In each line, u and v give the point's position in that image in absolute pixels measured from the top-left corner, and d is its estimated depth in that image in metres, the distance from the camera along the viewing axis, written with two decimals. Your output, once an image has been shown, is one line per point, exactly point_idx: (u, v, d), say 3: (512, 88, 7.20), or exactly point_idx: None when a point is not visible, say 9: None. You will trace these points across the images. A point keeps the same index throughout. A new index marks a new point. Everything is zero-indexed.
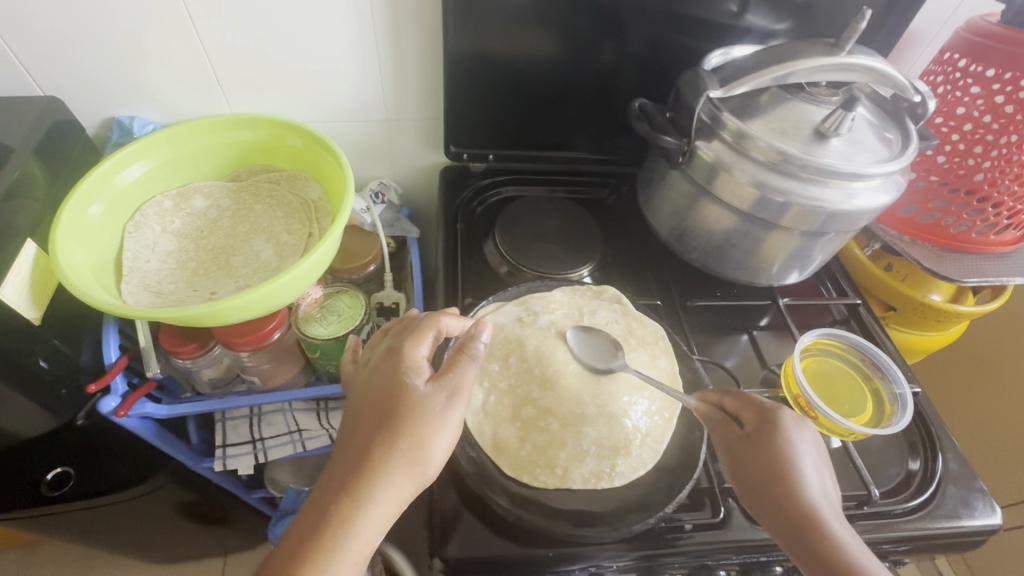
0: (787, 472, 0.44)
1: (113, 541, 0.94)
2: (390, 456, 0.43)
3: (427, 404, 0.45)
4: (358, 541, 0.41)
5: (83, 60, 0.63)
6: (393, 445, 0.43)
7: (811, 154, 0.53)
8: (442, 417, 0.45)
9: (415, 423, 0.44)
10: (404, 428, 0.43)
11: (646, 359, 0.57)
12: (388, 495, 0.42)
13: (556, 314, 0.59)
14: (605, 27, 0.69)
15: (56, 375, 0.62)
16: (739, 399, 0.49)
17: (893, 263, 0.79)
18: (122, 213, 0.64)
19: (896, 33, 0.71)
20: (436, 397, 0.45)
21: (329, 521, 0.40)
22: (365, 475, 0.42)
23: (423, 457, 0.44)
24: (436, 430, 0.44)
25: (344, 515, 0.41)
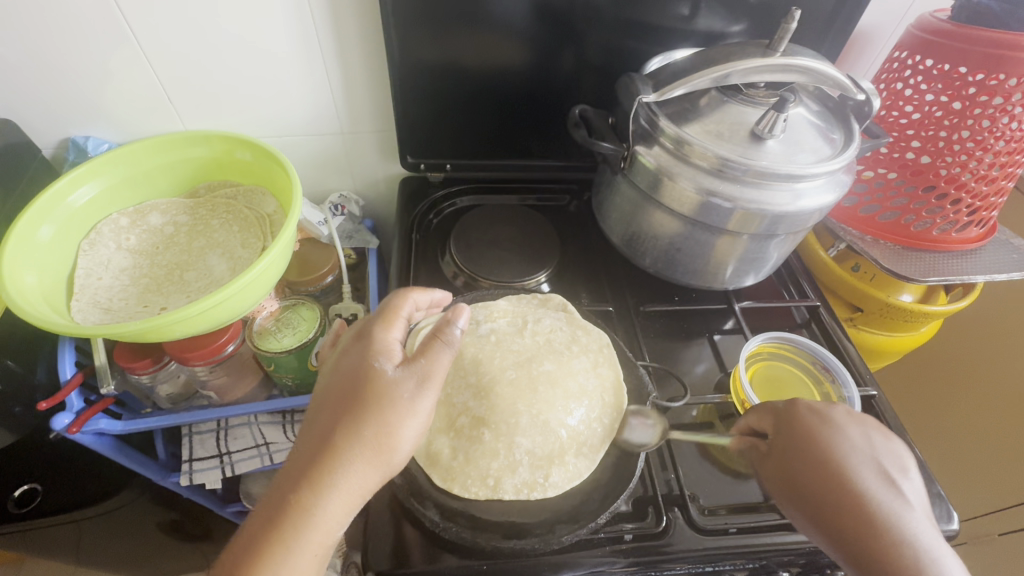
0: (841, 475, 0.44)
1: (92, 559, 0.94)
2: (355, 443, 0.41)
3: (396, 391, 0.42)
4: (323, 526, 0.39)
5: (34, 83, 0.65)
6: (360, 431, 0.41)
7: (750, 157, 0.53)
8: (410, 404, 0.42)
9: (381, 409, 0.42)
10: (370, 413, 0.41)
11: (587, 367, 0.57)
12: (358, 480, 0.40)
13: (499, 323, 0.60)
14: (550, 36, 0.69)
15: (10, 394, 0.63)
16: (761, 410, 0.51)
17: (860, 263, 0.76)
18: (76, 233, 0.64)
19: (846, 31, 0.70)
20: (408, 383, 0.43)
21: (292, 504, 0.39)
22: (330, 458, 0.40)
23: (394, 444, 0.42)
24: (406, 417, 0.42)
25: (308, 499, 0.39)
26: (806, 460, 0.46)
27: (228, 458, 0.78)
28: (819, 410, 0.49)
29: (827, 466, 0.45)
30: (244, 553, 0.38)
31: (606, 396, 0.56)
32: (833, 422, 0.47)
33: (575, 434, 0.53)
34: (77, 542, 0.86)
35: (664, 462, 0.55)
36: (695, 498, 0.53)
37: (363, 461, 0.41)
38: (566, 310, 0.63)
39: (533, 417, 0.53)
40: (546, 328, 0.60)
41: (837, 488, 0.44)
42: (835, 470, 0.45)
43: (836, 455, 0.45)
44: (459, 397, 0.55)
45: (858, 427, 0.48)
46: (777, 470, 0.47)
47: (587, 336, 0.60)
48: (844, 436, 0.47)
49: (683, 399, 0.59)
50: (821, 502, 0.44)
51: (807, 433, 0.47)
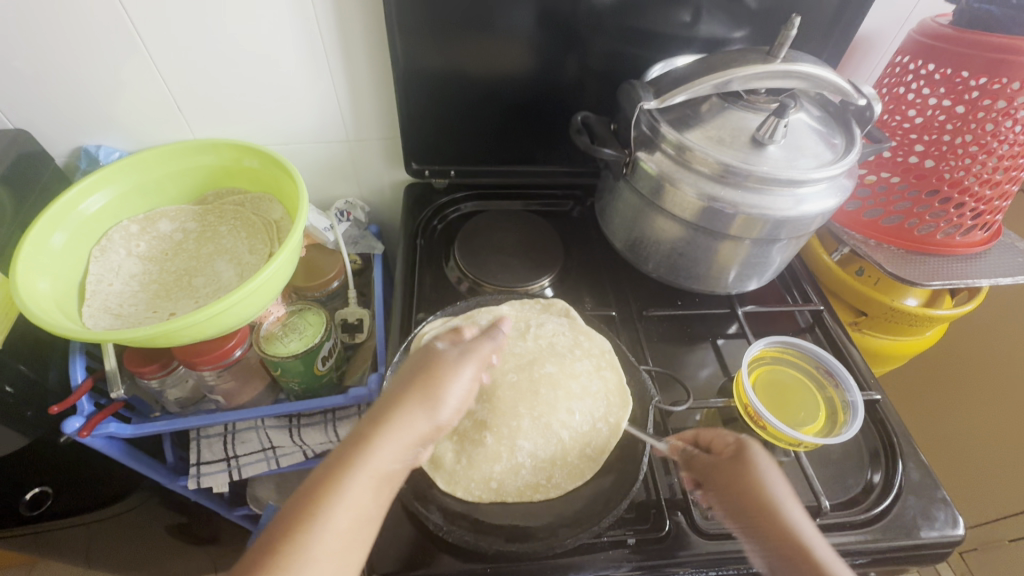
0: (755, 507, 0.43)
1: (101, 562, 0.95)
2: (410, 393, 0.42)
3: (445, 354, 0.45)
4: (376, 474, 0.39)
5: (47, 93, 0.66)
6: (413, 384, 0.42)
7: (750, 163, 0.53)
8: (456, 368, 0.44)
9: (433, 366, 0.43)
10: (422, 369, 0.43)
11: (590, 370, 0.58)
12: (411, 430, 0.41)
13: (501, 327, 0.61)
14: (553, 44, 0.69)
15: (22, 399, 0.64)
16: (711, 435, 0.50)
17: (864, 267, 0.77)
18: (87, 240, 0.66)
19: (847, 36, 0.71)
20: (457, 350, 0.45)
21: (346, 446, 0.39)
22: (385, 406, 0.41)
23: (443, 399, 0.42)
24: (456, 376, 0.44)
25: (363, 441, 0.39)
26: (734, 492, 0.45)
27: (236, 462, 0.79)
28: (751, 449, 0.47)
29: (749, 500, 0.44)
30: (306, 484, 0.39)
31: (609, 400, 0.56)
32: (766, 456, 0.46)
33: (579, 436, 0.54)
34: (87, 545, 0.87)
35: (667, 466, 0.55)
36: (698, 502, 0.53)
37: (418, 411, 0.41)
38: (569, 315, 0.63)
39: (535, 419, 0.54)
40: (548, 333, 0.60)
41: (765, 512, 0.43)
42: (765, 496, 0.43)
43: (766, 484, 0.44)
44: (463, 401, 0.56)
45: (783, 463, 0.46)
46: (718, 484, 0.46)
47: (589, 342, 0.61)
48: (775, 469, 0.45)
49: (686, 403, 0.59)
50: (751, 521, 0.43)
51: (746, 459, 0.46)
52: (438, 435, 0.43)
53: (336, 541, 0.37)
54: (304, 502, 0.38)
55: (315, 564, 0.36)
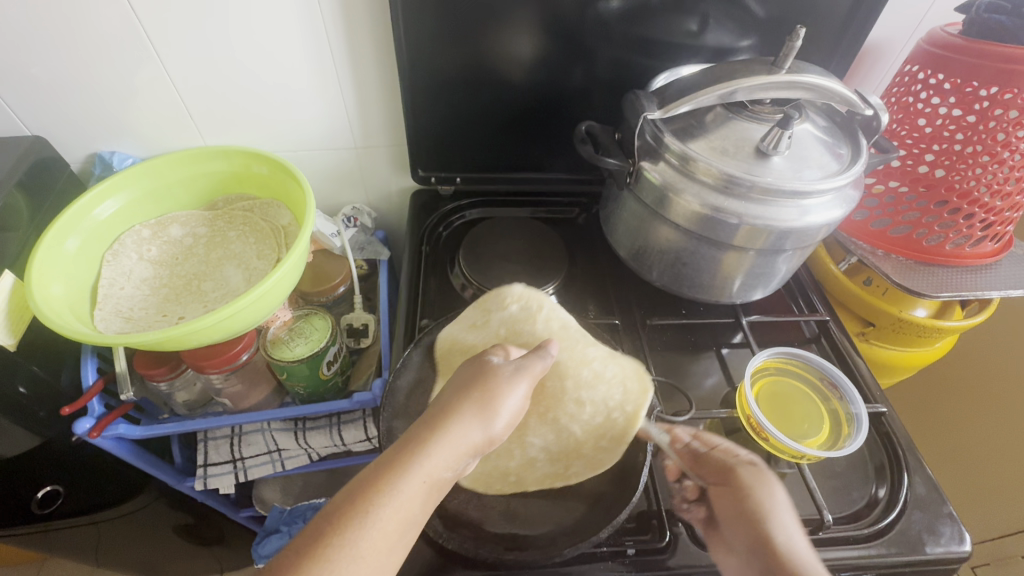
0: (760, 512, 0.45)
1: (110, 560, 0.96)
2: (468, 404, 0.41)
3: (501, 367, 0.44)
4: (429, 482, 0.38)
5: (65, 101, 0.68)
6: (470, 395, 0.42)
7: (755, 174, 0.53)
8: (511, 381, 0.44)
9: (490, 379, 0.43)
10: (479, 381, 0.43)
11: (604, 356, 0.57)
12: (466, 441, 0.40)
13: (511, 309, 0.61)
14: (560, 52, 0.70)
15: (35, 400, 0.65)
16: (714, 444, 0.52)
17: (872, 277, 0.76)
18: (100, 245, 0.67)
19: (855, 44, 0.70)
20: (513, 366, 0.45)
21: (405, 446, 0.38)
22: (440, 414, 0.41)
23: (498, 416, 0.42)
24: (511, 393, 0.43)
25: (421, 443, 0.38)
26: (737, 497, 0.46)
27: (242, 464, 0.80)
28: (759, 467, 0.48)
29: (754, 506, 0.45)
30: (359, 480, 0.37)
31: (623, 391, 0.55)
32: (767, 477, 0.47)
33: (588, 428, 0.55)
34: (96, 544, 0.88)
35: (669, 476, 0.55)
36: None
37: (475, 424, 0.41)
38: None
39: (534, 420, 0.56)
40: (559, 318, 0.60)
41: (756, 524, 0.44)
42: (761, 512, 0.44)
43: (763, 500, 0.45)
44: None
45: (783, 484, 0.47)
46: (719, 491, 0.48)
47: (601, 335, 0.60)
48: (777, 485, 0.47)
49: (690, 414, 0.59)
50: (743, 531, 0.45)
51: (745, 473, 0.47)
52: (487, 450, 0.42)
53: (381, 544, 0.35)
54: (355, 499, 0.36)
55: (358, 565, 0.34)
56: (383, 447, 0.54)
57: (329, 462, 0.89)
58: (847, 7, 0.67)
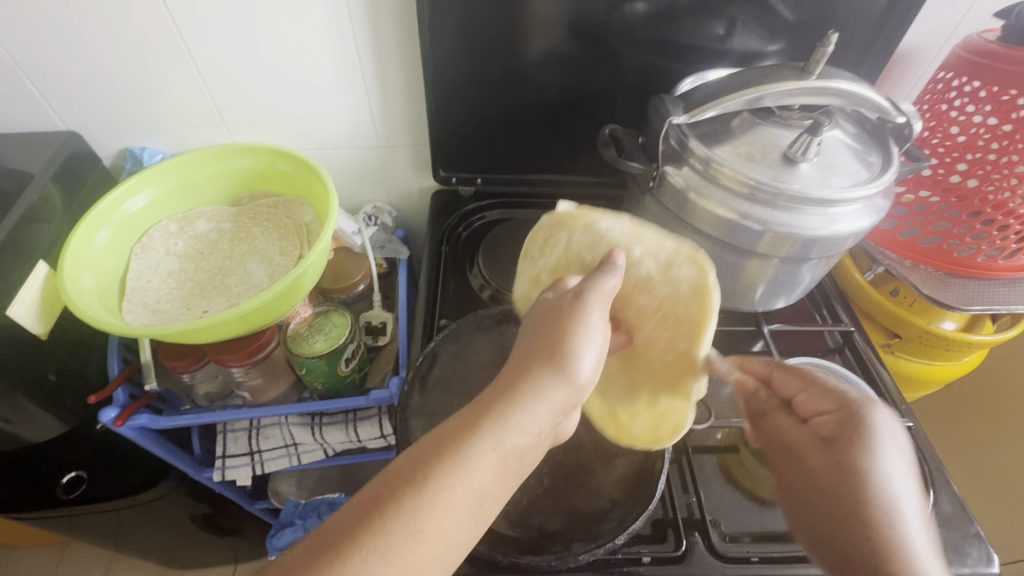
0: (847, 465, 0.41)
1: (129, 546, 0.98)
2: (541, 361, 0.40)
3: (566, 300, 0.43)
4: (507, 444, 0.38)
5: (100, 97, 0.69)
6: (539, 354, 0.41)
7: (782, 181, 0.52)
8: (577, 313, 0.42)
9: (562, 326, 0.42)
10: (551, 331, 0.42)
11: (657, 271, 0.49)
12: (544, 398, 0.39)
13: (548, 256, 0.57)
14: (585, 54, 0.70)
15: (63, 387, 0.67)
16: (810, 386, 0.48)
17: (899, 287, 0.73)
18: (129, 238, 0.69)
19: (887, 49, 0.69)
20: (578, 294, 0.44)
21: (479, 406, 0.39)
22: (513, 378, 0.40)
23: (574, 364, 0.41)
24: (587, 339, 0.42)
25: (493, 402, 0.39)
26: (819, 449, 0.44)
27: (260, 456, 0.81)
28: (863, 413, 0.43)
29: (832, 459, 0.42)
30: (437, 441, 0.37)
31: (680, 323, 0.48)
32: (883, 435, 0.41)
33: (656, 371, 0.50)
34: (116, 530, 0.90)
35: (685, 484, 0.55)
36: (716, 523, 0.52)
37: (551, 378, 0.40)
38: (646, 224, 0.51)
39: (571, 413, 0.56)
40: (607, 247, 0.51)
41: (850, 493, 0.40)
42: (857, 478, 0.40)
43: (872, 463, 0.40)
44: None
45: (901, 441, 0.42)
46: (806, 448, 0.45)
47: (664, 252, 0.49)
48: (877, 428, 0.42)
49: (707, 423, 0.57)
50: (831, 502, 0.41)
51: (849, 425, 0.43)
52: (574, 405, 0.42)
53: (459, 512, 0.36)
54: (432, 462, 0.36)
55: (425, 533, 0.34)
56: (401, 445, 0.54)
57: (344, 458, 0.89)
58: (880, 12, 0.66)
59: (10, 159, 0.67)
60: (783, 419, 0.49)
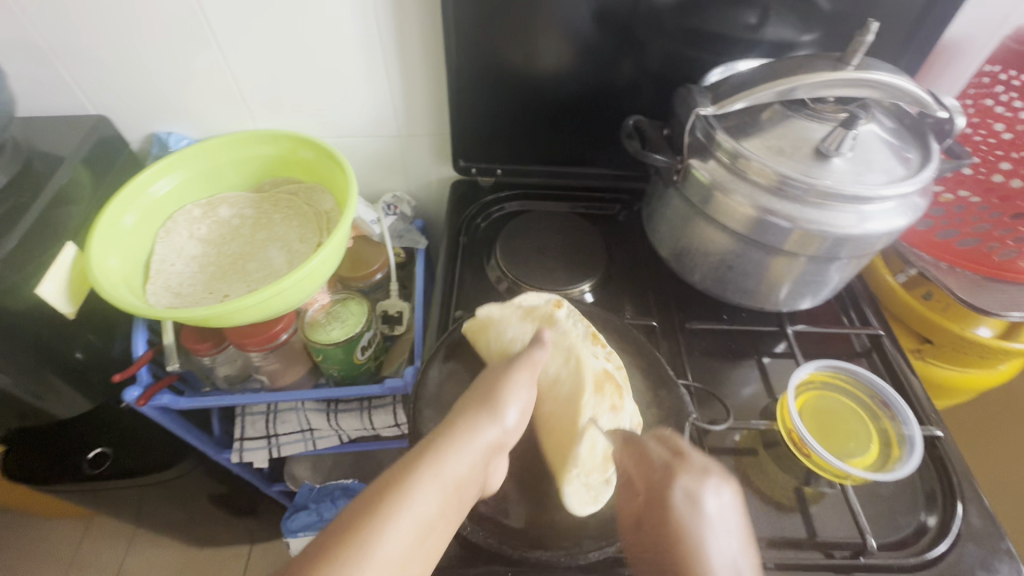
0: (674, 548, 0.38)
1: (150, 521, 1.01)
2: (476, 402, 0.42)
3: (499, 367, 0.46)
4: (455, 470, 0.36)
5: (127, 82, 0.70)
6: (477, 398, 0.43)
7: (813, 176, 0.50)
8: (509, 375, 0.45)
9: (490, 379, 0.45)
10: (482, 385, 0.45)
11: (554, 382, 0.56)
12: (484, 430, 0.40)
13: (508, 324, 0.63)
14: (611, 43, 0.68)
15: (90, 365, 0.68)
16: (636, 450, 0.45)
17: (933, 290, 0.70)
18: (154, 222, 0.70)
19: (931, 40, 0.65)
20: (510, 361, 0.47)
21: (420, 442, 0.37)
22: (450, 416, 0.40)
23: (507, 405, 0.43)
24: (516, 387, 0.45)
25: (434, 437, 0.37)
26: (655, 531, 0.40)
27: (276, 440, 0.83)
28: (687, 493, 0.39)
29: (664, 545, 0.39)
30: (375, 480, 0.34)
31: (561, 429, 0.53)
32: (701, 512, 0.38)
33: (551, 440, 0.53)
34: (139, 506, 0.93)
35: None
36: None
37: (488, 414, 0.41)
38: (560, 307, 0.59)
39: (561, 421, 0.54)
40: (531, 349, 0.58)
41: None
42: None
43: (698, 551, 0.37)
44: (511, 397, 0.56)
45: (728, 508, 0.39)
46: (641, 532, 0.42)
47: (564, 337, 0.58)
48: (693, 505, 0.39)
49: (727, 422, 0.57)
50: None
51: (667, 506, 0.39)
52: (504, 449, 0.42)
53: (406, 547, 0.31)
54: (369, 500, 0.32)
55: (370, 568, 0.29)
56: (412, 435, 0.54)
57: (359, 444, 0.90)
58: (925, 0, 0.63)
59: (41, 142, 0.69)
60: (624, 492, 0.46)
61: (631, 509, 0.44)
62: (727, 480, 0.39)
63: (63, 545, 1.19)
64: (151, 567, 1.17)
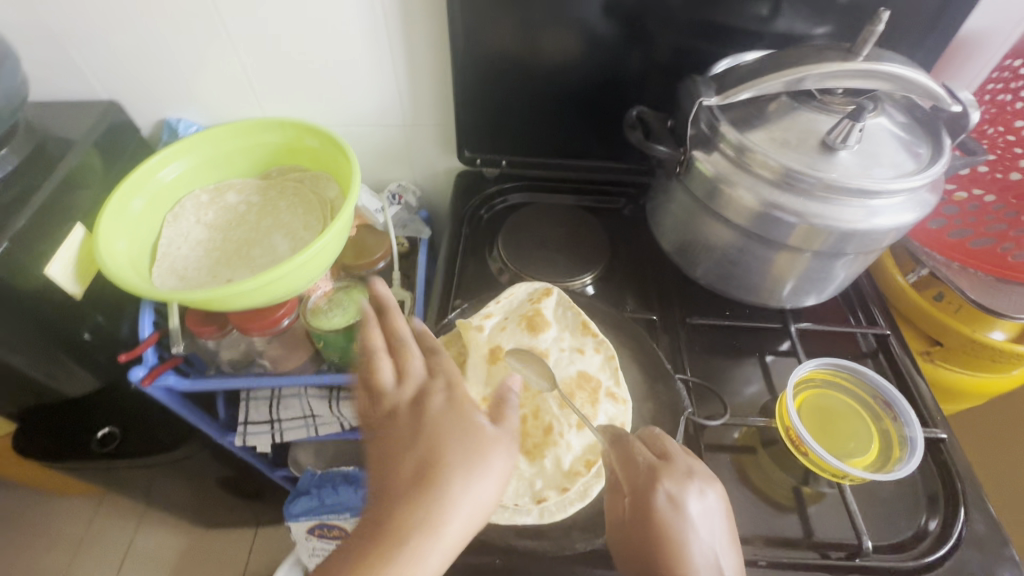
0: (664, 553, 0.39)
1: (157, 501, 1.03)
2: (453, 478, 0.37)
3: (490, 439, 0.40)
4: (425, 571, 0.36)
5: (138, 69, 0.72)
6: (458, 476, 0.38)
7: (819, 169, 0.49)
8: (496, 459, 0.39)
9: (470, 443, 0.39)
10: (459, 448, 0.39)
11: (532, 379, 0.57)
12: (461, 518, 0.37)
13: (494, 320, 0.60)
14: (620, 34, 0.67)
15: (97, 345, 0.70)
16: (621, 453, 0.44)
17: (944, 292, 0.68)
18: (163, 206, 0.71)
19: (950, 33, 0.63)
20: (499, 430, 0.41)
21: (398, 553, 0.35)
22: (428, 508, 0.37)
23: (486, 481, 0.39)
24: (499, 453, 0.40)
25: (415, 548, 0.36)
26: (641, 535, 0.40)
27: (279, 425, 0.84)
28: (676, 499, 0.40)
29: (654, 549, 0.39)
30: None
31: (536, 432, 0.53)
32: (685, 514, 0.40)
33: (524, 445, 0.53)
34: (147, 485, 0.95)
35: None
36: None
37: (466, 496, 0.38)
38: (548, 295, 0.62)
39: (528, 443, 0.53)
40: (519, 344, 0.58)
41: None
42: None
43: (682, 552, 0.39)
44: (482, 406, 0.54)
45: (710, 511, 0.41)
46: (626, 532, 0.41)
47: (537, 347, 0.58)
48: (687, 509, 0.40)
49: (724, 419, 0.56)
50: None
51: (651, 510, 0.40)
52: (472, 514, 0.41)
53: None
54: None
55: None
56: None
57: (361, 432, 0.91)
58: None
59: (53, 125, 0.70)
60: (609, 493, 0.43)
61: (616, 514, 0.42)
62: (705, 485, 0.41)
63: (76, 522, 1.22)
64: (158, 547, 1.20)
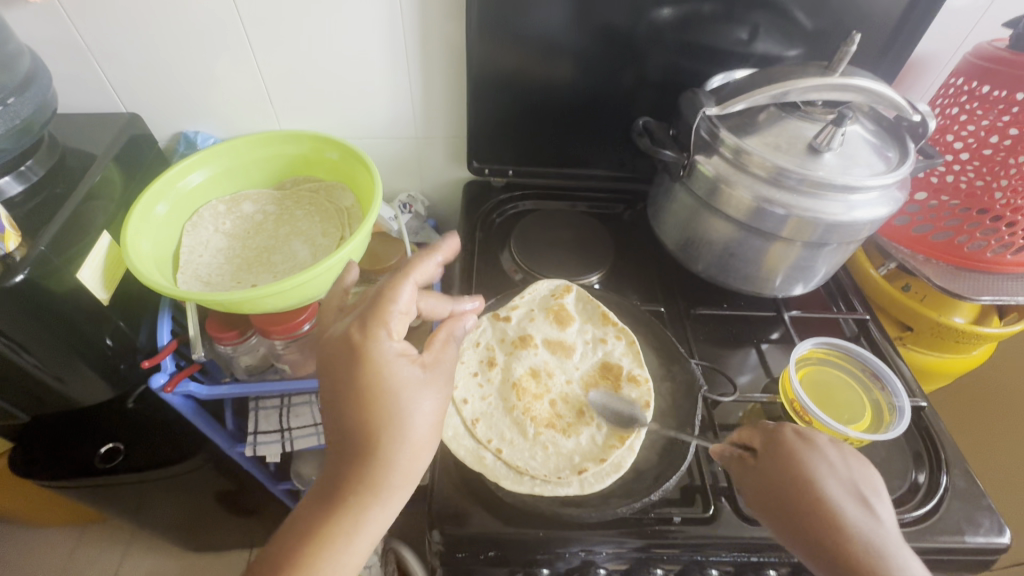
0: (815, 502, 0.44)
1: (153, 522, 1.00)
2: (389, 440, 0.43)
3: (416, 387, 0.44)
4: (379, 517, 0.43)
5: (161, 83, 0.74)
6: (395, 431, 0.43)
7: (807, 168, 0.56)
8: (427, 406, 0.45)
9: (398, 406, 0.43)
10: (392, 413, 0.43)
11: (556, 364, 0.63)
12: (401, 469, 0.43)
13: (519, 312, 0.67)
14: (622, 55, 0.74)
15: (117, 352, 0.69)
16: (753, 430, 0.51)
17: (912, 283, 0.78)
18: (182, 214, 0.72)
19: (904, 55, 0.73)
20: (427, 377, 0.45)
21: (347, 499, 0.42)
22: (371, 464, 0.43)
23: (420, 434, 0.44)
24: (426, 404, 0.45)
25: (364, 496, 0.42)
26: (795, 490, 0.46)
27: (290, 434, 0.84)
28: (814, 450, 0.47)
29: (804, 498, 0.45)
30: (311, 526, 0.42)
31: (564, 415, 0.60)
32: (815, 444, 0.48)
33: (557, 426, 0.59)
34: (147, 504, 0.93)
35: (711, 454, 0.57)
36: None
37: (402, 453, 0.43)
38: (570, 291, 0.68)
39: (561, 425, 0.59)
40: (545, 333, 0.65)
41: (811, 507, 0.44)
42: (830, 516, 0.43)
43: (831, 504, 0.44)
44: (514, 395, 0.61)
45: (841, 451, 0.48)
46: (756, 475, 0.48)
47: (565, 337, 0.65)
48: (825, 461, 0.47)
49: (732, 396, 0.62)
50: (802, 531, 0.44)
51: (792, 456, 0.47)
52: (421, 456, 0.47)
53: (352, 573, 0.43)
54: (311, 549, 0.41)
55: None
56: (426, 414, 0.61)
57: None
58: (895, 19, 0.71)
59: (77, 138, 0.71)
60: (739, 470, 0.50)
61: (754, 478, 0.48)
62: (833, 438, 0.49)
63: (59, 554, 1.17)
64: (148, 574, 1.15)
